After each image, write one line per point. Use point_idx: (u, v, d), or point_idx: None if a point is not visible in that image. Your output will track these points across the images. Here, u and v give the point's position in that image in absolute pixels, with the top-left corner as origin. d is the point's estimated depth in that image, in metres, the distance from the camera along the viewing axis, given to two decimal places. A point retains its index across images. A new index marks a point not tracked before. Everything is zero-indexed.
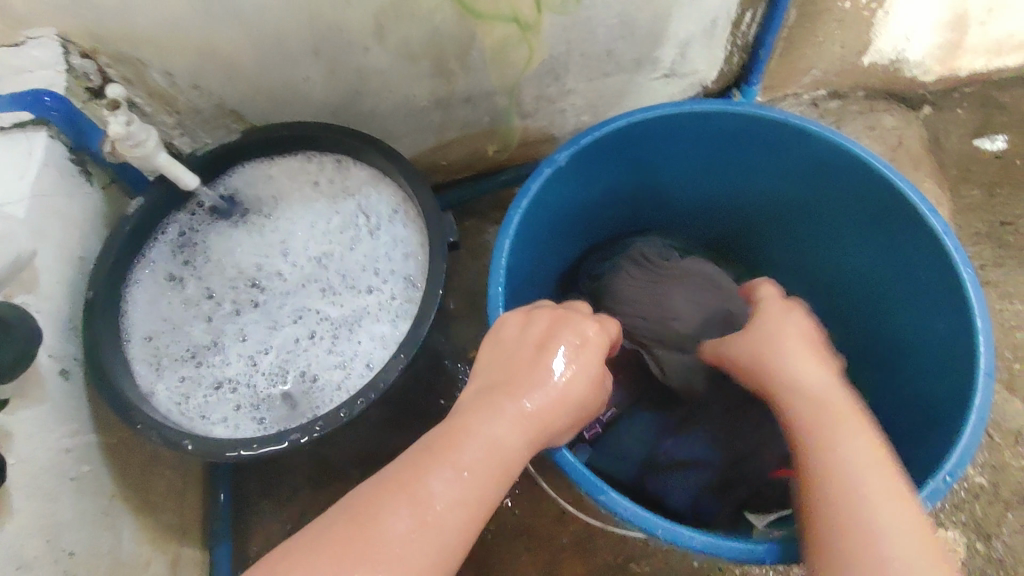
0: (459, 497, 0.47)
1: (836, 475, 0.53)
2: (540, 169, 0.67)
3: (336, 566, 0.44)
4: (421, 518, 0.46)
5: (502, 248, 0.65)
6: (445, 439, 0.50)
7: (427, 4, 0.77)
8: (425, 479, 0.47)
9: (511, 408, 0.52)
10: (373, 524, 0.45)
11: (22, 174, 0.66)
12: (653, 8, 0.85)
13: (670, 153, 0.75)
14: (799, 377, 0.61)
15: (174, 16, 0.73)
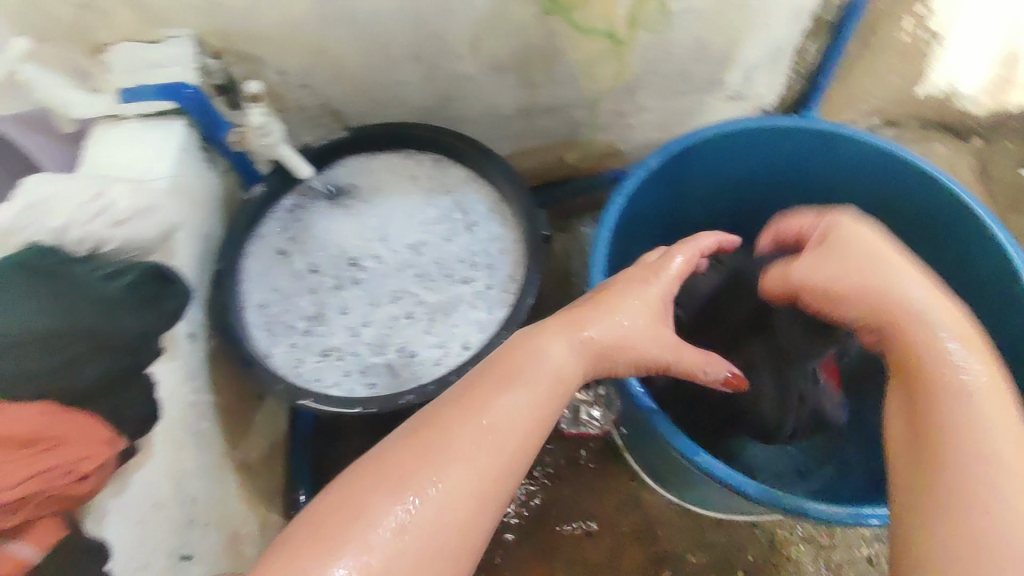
0: (512, 420, 0.51)
1: (937, 428, 0.48)
2: (634, 171, 0.73)
3: (402, 478, 0.47)
4: (488, 446, 0.49)
5: (603, 238, 0.70)
6: (494, 378, 0.53)
7: (524, 21, 0.84)
8: (495, 403, 0.51)
9: (565, 337, 0.57)
10: (442, 442, 0.49)
11: (162, 157, 0.73)
12: (728, 35, 0.91)
13: (741, 165, 0.82)
14: (911, 295, 0.55)
15: (300, 23, 0.81)
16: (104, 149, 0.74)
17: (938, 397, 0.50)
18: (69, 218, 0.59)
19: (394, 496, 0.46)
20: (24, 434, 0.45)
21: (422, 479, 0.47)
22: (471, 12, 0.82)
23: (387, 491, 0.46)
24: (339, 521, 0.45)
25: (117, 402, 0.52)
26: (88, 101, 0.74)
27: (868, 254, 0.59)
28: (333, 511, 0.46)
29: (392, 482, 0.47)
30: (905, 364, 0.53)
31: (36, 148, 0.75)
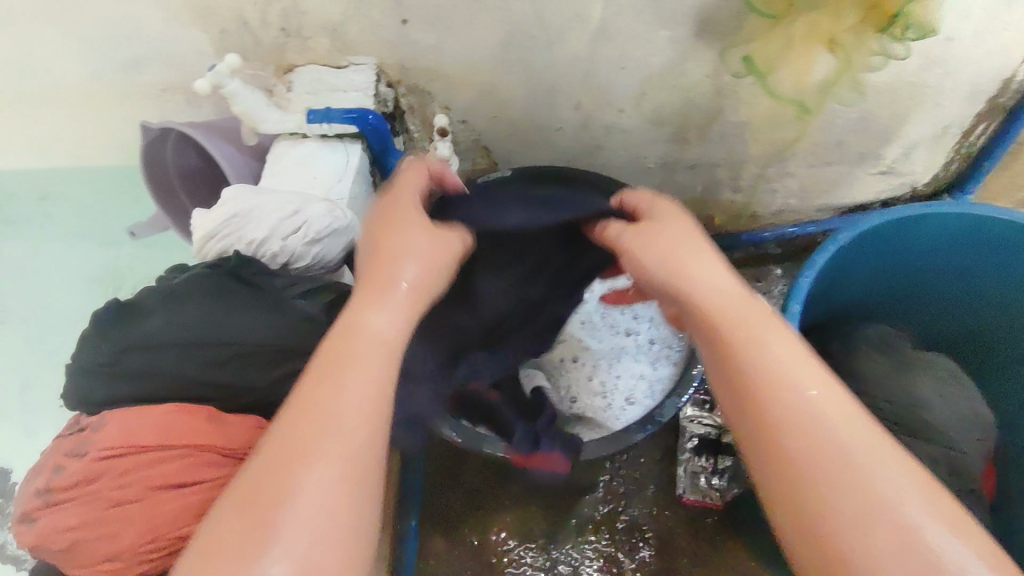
0: (362, 384, 0.43)
1: (795, 465, 0.42)
2: (823, 248, 0.65)
3: (263, 496, 0.39)
4: (318, 415, 0.41)
5: (794, 314, 0.61)
6: (333, 342, 0.45)
7: (693, 81, 0.83)
8: (330, 368, 0.43)
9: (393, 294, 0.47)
10: (310, 414, 0.41)
11: (342, 178, 0.75)
12: (895, 109, 0.88)
13: (895, 256, 0.73)
14: (768, 350, 0.45)
15: (476, 62, 0.82)
16: (287, 166, 0.76)
17: (796, 432, 0.42)
18: (270, 232, 0.61)
19: (268, 507, 0.39)
20: (219, 445, 0.44)
21: (289, 477, 0.39)
22: (643, 67, 0.81)
23: (268, 514, 0.38)
24: (261, 516, 0.38)
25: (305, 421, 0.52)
26: (280, 118, 0.76)
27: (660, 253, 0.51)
28: (225, 538, 0.38)
29: (253, 499, 0.39)
30: (756, 390, 0.45)
31: (224, 156, 0.77)
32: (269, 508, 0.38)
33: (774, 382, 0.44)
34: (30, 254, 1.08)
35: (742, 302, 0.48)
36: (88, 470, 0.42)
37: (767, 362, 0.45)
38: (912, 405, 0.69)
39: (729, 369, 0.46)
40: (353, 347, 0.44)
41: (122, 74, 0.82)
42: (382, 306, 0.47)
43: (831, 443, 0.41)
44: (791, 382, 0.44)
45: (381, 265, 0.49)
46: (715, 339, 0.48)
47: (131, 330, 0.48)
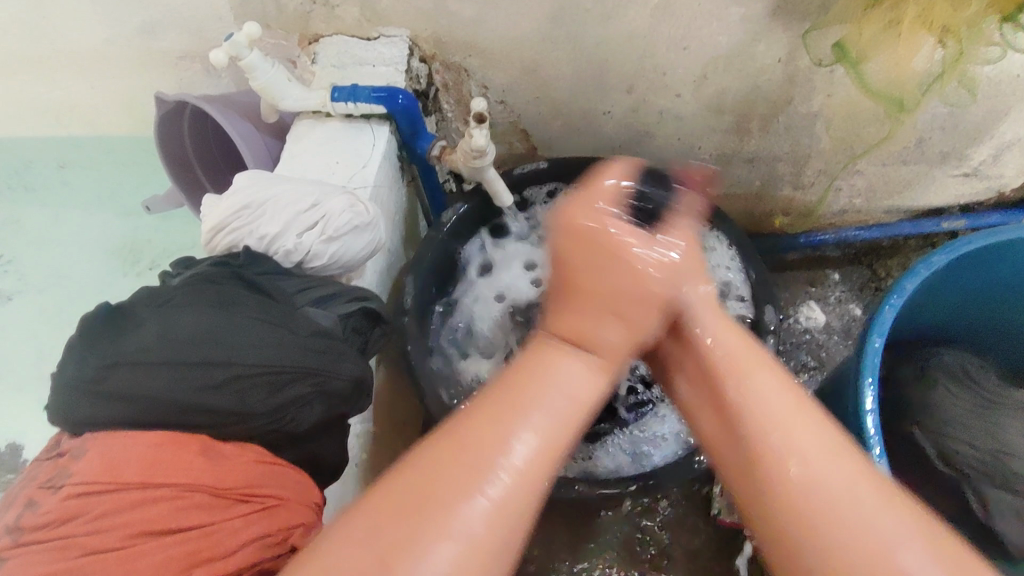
0: (549, 423, 0.39)
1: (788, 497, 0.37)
2: (916, 267, 0.59)
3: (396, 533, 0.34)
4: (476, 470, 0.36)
5: (873, 345, 0.57)
6: (516, 369, 0.42)
7: (761, 65, 0.73)
8: (503, 386, 0.40)
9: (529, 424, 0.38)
10: (467, 451, 0.37)
11: (367, 164, 0.68)
12: (991, 105, 0.75)
13: (1003, 286, 0.65)
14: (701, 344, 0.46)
15: (518, 36, 0.74)
16: (305, 147, 0.69)
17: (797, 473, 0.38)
18: (284, 227, 0.55)
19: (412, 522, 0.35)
20: (212, 485, 0.39)
21: (450, 481, 0.36)
22: (707, 46, 0.71)
23: None
24: (390, 536, 0.34)
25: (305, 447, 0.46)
26: (303, 95, 0.69)
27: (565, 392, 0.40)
28: None
29: (404, 510, 0.35)
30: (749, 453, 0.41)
31: (240, 134, 0.70)
32: (430, 525, 0.34)
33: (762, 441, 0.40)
34: (42, 226, 1.02)
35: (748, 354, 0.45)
36: (65, 509, 0.37)
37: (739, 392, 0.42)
38: (997, 450, 0.60)
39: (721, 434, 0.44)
40: (546, 372, 0.41)
41: (137, 39, 0.76)
42: (558, 364, 0.41)
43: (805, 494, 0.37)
44: (746, 384, 0.43)
45: (579, 318, 0.43)
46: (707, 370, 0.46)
47: (122, 342, 0.42)
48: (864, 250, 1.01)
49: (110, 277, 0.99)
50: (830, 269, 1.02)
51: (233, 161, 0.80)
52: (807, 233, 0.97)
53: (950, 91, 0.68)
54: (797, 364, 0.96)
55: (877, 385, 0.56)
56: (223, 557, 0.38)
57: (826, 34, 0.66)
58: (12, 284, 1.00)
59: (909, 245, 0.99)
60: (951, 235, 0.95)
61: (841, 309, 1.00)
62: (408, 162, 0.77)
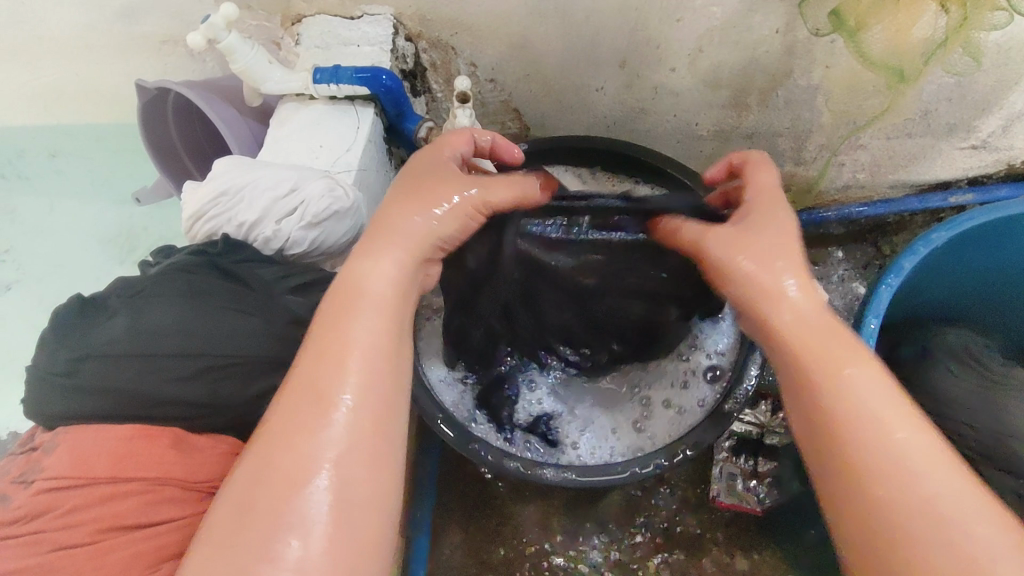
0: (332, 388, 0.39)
1: (880, 468, 0.39)
2: (915, 246, 0.57)
3: (276, 476, 0.36)
4: (320, 394, 0.39)
5: (867, 326, 0.55)
6: (321, 340, 0.41)
7: (758, 35, 0.70)
8: (321, 344, 0.41)
9: (365, 326, 0.42)
10: (274, 451, 0.37)
11: (351, 147, 0.67)
12: (1000, 74, 0.72)
13: (1006, 267, 0.64)
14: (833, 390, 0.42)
15: (505, 12, 0.71)
16: (289, 131, 0.68)
17: (888, 457, 0.39)
18: (261, 214, 0.53)
19: (255, 530, 0.35)
20: (183, 478, 0.39)
21: (277, 491, 0.36)
22: (701, 17, 0.69)
23: (257, 527, 0.35)
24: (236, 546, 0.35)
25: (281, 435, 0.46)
26: (284, 77, 0.67)
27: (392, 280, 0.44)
28: (227, 546, 0.35)
29: (235, 519, 0.36)
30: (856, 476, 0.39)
31: (223, 119, 0.68)
32: (275, 521, 0.35)
33: (858, 425, 0.40)
34: (37, 215, 1.01)
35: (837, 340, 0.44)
36: (34, 504, 0.37)
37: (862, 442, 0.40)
38: (1000, 433, 0.58)
39: (814, 396, 0.42)
40: (350, 320, 0.42)
41: (117, 23, 0.74)
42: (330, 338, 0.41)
43: (896, 466, 0.38)
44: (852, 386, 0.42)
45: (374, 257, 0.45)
46: (811, 385, 0.42)
47: (93, 334, 0.41)
48: (869, 226, 0.98)
49: (106, 265, 0.99)
50: (834, 248, 1.00)
51: (218, 146, 0.78)
52: (808, 210, 0.95)
53: (955, 60, 0.65)
54: None
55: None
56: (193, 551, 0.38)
57: (824, 3, 0.62)
58: (11, 273, 1.00)
59: (915, 221, 0.97)
60: (958, 210, 0.93)
61: (844, 288, 0.98)
62: (396, 143, 0.76)
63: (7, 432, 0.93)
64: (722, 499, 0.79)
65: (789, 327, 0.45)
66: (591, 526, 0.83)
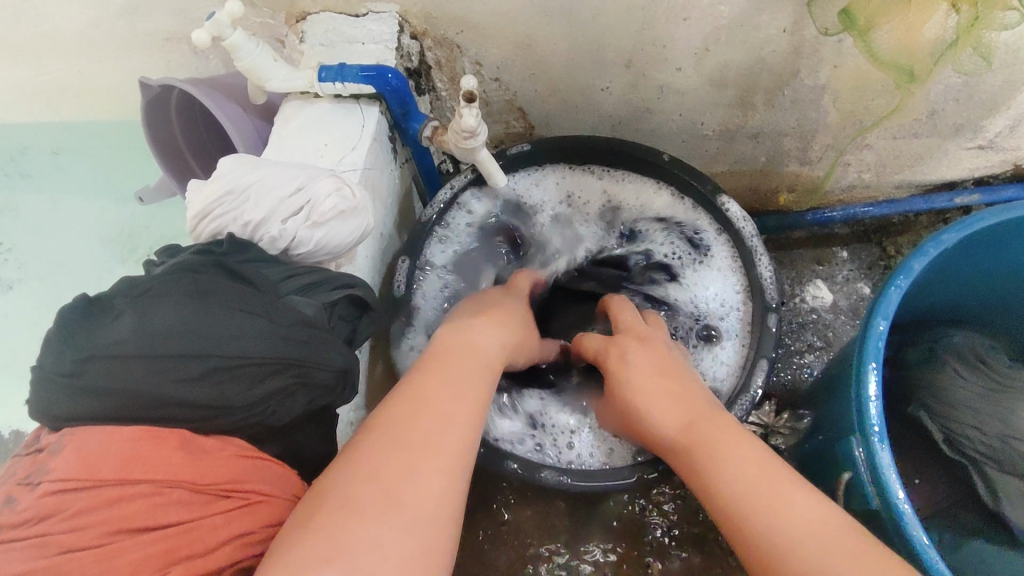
0: (435, 420, 0.45)
1: (768, 536, 0.45)
2: (925, 247, 0.56)
3: (374, 475, 0.41)
4: (422, 413, 0.46)
5: (876, 329, 0.55)
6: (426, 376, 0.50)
7: (765, 35, 0.70)
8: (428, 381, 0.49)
9: (458, 371, 0.50)
10: (382, 453, 0.43)
11: (356, 146, 0.66)
12: (1008, 74, 0.71)
13: (1015, 269, 0.63)
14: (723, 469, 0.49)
15: (511, 10, 0.70)
16: (294, 129, 0.67)
17: (767, 526, 0.45)
18: (268, 214, 0.53)
19: (352, 512, 0.39)
20: (191, 481, 0.38)
21: (381, 482, 0.41)
22: (709, 16, 0.68)
23: (356, 510, 0.39)
24: (333, 526, 0.39)
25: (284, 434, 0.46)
26: (289, 75, 0.67)
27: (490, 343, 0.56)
28: (327, 529, 0.38)
29: (338, 508, 0.40)
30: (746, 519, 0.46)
31: (227, 117, 0.68)
32: (373, 510, 0.39)
33: (736, 504, 0.47)
34: (39, 213, 1.01)
35: (724, 438, 0.51)
36: (41, 506, 0.36)
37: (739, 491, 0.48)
38: (1006, 433, 0.59)
39: (705, 487, 0.50)
40: (454, 367, 0.51)
41: (120, 21, 0.74)
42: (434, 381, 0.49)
43: (771, 531, 0.45)
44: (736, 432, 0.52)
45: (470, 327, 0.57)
46: (702, 477, 0.51)
47: (99, 335, 0.41)
48: (874, 226, 0.98)
49: (108, 264, 0.98)
50: (838, 247, 0.99)
51: (221, 144, 0.78)
52: (814, 210, 0.95)
53: (965, 61, 0.64)
54: (804, 344, 0.94)
55: (880, 369, 0.54)
56: (202, 555, 0.38)
57: (832, 3, 0.63)
58: (12, 271, 1.00)
59: (920, 221, 0.97)
60: (964, 210, 0.92)
61: (849, 288, 0.97)
62: (401, 142, 0.75)
63: (9, 430, 0.93)
64: None
65: (675, 432, 0.55)
66: (595, 527, 0.83)
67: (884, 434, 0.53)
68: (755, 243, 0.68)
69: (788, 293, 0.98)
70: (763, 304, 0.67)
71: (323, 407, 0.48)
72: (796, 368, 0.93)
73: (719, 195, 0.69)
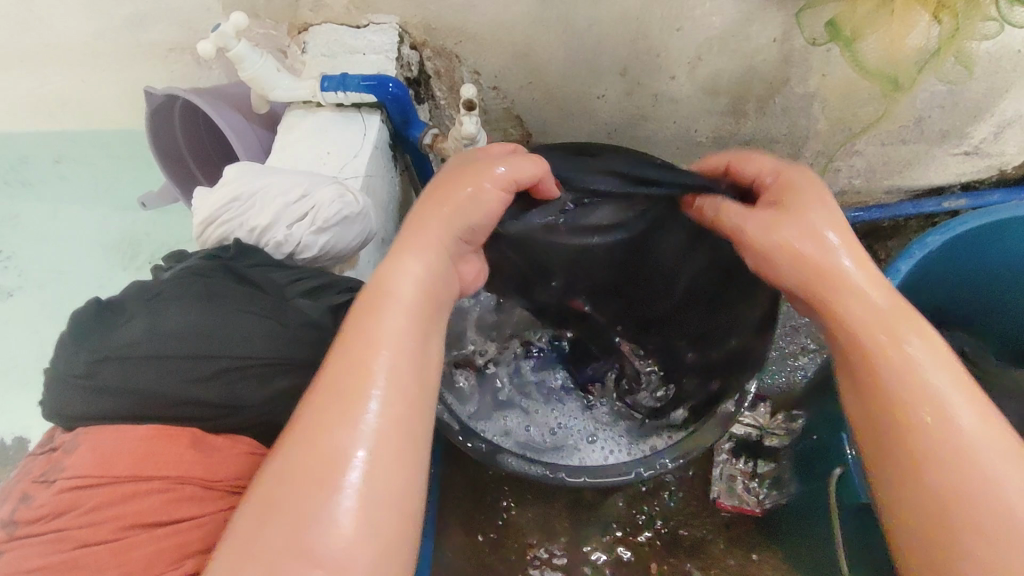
0: (392, 364, 0.40)
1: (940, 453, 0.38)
2: (911, 249, 0.58)
3: (301, 476, 0.37)
4: (352, 389, 0.39)
5: None
6: (362, 315, 0.42)
7: (756, 44, 0.71)
8: (365, 312, 0.42)
9: (402, 306, 0.42)
10: (319, 438, 0.38)
11: (358, 153, 0.68)
12: (991, 82, 0.74)
13: (999, 271, 0.65)
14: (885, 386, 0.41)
15: (509, 21, 0.72)
16: (297, 137, 0.69)
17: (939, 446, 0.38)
18: (273, 219, 0.54)
19: (297, 525, 0.35)
20: (201, 477, 0.39)
21: (336, 451, 0.37)
22: (701, 27, 0.70)
23: (283, 528, 0.35)
24: (303, 495, 0.36)
25: None
26: (292, 84, 0.68)
27: (418, 279, 0.43)
28: (252, 552, 0.35)
29: (268, 517, 0.36)
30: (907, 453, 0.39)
31: (231, 126, 0.69)
32: (302, 522, 0.35)
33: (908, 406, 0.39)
34: (42, 222, 1.02)
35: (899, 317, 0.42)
36: (58, 502, 0.37)
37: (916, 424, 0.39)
38: None
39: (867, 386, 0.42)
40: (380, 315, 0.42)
41: (126, 32, 0.75)
42: (382, 317, 0.41)
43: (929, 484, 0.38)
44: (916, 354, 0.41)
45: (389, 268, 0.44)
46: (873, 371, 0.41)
47: (113, 336, 0.42)
48: (864, 231, 1.00)
49: (111, 272, 0.99)
50: None
51: (224, 152, 0.79)
52: None
53: (948, 68, 0.67)
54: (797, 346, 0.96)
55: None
56: (214, 548, 0.39)
57: (820, 14, 0.64)
58: (14, 280, 1.01)
59: (909, 226, 0.99)
60: (951, 215, 0.95)
61: None
62: (401, 150, 0.77)
63: (11, 437, 0.93)
64: (724, 499, 0.81)
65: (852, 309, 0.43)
66: (594, 528, 0.84)
67: None
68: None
69: None
70: None
71: None
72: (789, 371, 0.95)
73: None
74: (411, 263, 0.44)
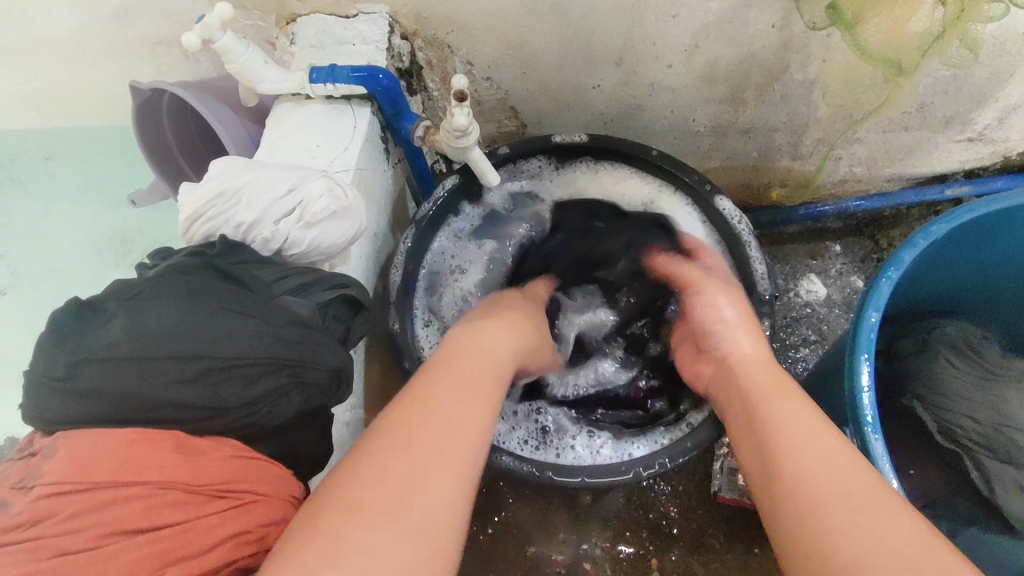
0: (462, 417, 0.45)
1: (794, 474, 0.44)
2: (914, 238, 0.57)
3: (387, 471, 0.40)
4: (434, 415, 0.44)
5: (868, 321, 0.55)
6: (443, 364, 0.50)
7: (755, 31, 0.70)
8: (446, 364, 0.50)
9: (477, 361, 0.50)
10: (407, 440, 0.42)
11: (348, 146, 0.66)
12: (995, 67, 0.72)
13: (1005, 259, 0.64)
14: (776, 416, 0.49)
15: (501, 9, 0.71)
16: (286, 131, 0.67)
17: (789, 466, 0.45)
18: (261, 215, 0.53)
19: (365, 519, 0.38)
20: (184, 482, 0.39)
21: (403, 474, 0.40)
22: (698, 13, 0.68)
23: (356, 513, 0.38)
24: (357, 514, 0.38)
25: (279, 434, 0.46)
26: (280, 77, 0.67)
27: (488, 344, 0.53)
28: (324, 537, 0.37)
29: (353, 502, 0.39)
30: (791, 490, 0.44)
31: (219, 120, 0.68)
32: (376, 511, 0.38)
33: (780, 446, 0.46)
34: (31, 218, 1.01)
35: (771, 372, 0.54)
36: (35, 510, 0.36)
37: (798, 456, 0.45)
38: (1000, 423, 0.58)
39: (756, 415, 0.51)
40: (459, 363, 0.50)
41: (109, 25, 0.74)
42: (464, 370, 0.49)
43: (811, 493, 0.42)
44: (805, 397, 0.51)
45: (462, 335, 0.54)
46: (752, 405, 0.52)
47: (92, 337, 0.41)
48: (866, 220, 0.99)
49: (102, 269, 0.98)
50: (830, 241, 1.00)
51: (214, 146, 0.78)
52: (806, 205, 0.95)
53: (952, 53, 0.65)
54: (797, 338, 0.95)
55: (872, 360, 0.55)
56: (199, 554, 0.38)
57: None
58: (5, 279, 0.99)
59: (911, 214, 0.97)
60: (954, 202, 0.93)
61: (842, 282, 0.98)
62: (393, 142, 0.75)
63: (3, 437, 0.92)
64: (724, 494, 0.79)
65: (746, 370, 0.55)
66: (594, 524, 0.83)
67: (877, 424, 0.53)
68: (747, 238, 0.68)
69: (781, 287, 0.98)
70: (758, 298, 0.66)
71: (322, 406, 0.48)
72: (790, 362, 0.93)
73: (713, 193, 0.69)
74: (486, 337, 0.54)
